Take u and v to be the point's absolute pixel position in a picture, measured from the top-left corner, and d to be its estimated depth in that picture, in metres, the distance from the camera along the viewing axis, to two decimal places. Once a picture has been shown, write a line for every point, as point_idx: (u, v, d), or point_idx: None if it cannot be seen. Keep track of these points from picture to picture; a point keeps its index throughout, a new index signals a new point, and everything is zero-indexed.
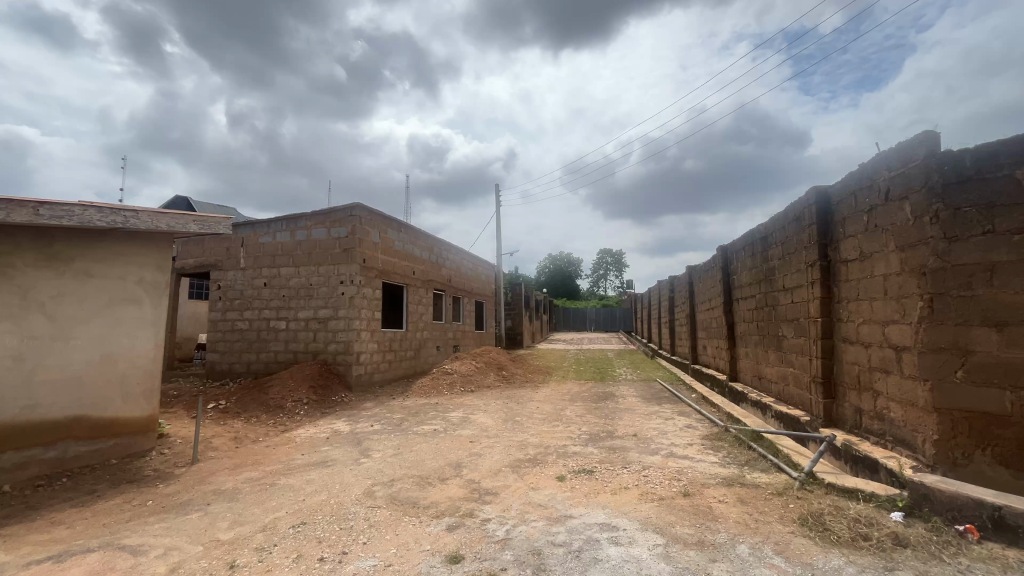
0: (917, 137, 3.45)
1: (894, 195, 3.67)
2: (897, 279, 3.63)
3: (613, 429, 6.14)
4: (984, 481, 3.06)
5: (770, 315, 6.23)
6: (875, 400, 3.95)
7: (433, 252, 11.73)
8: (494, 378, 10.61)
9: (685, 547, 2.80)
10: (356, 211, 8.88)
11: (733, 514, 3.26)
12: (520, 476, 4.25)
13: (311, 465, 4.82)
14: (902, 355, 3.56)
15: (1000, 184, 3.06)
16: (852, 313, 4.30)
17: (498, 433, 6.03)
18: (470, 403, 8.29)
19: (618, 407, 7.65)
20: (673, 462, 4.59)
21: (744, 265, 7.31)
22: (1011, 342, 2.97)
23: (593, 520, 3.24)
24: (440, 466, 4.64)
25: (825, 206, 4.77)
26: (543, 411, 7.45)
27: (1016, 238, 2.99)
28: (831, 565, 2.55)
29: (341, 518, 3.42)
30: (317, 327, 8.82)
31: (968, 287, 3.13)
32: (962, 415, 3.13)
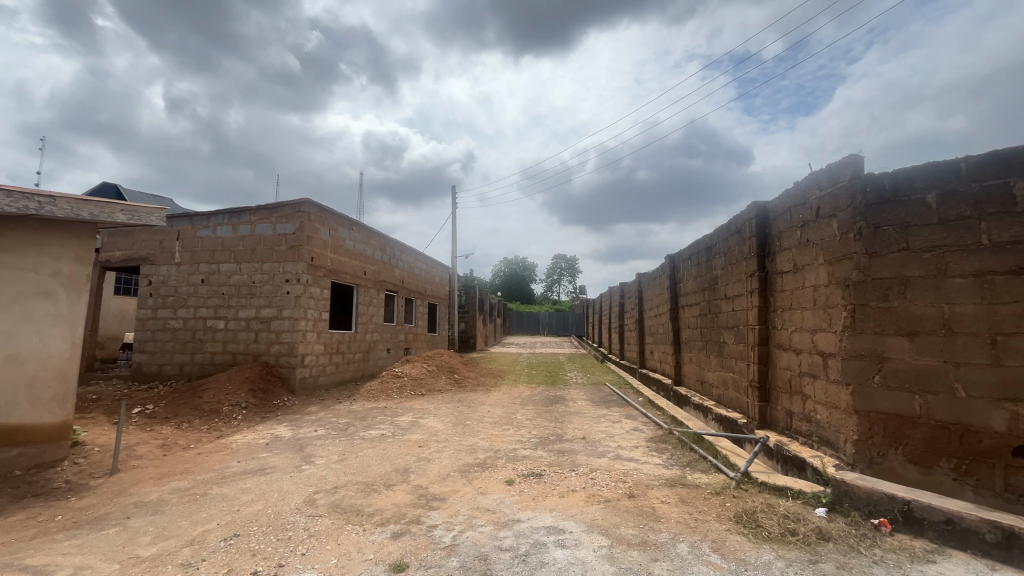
0: (844, 160, 3.73)
1: (823, 212, 3.96)
2: (825, 291, 3.91)
3: (563, 432, 6.22)
4: (896, 477, 3.33)
5: (713, 322, 6.53)
6: (804, 403, 4.22)
7: (385, 252, 11.46)
8: (446, 382, 10.47)
9: (628, 547, 2.87)
10: (304, 207, 8.53)
11: (674, 513, 3.38)
12: (468, 481, 4.21)
13: (247, 473, 4.56)
14: (828, 361, 3.82)
15: (914, 206, 3.35)
16: (785, 322, 4.59)
17: (448, 437, 5.97)
18: (420, 407, 8.15)
19: (568, 411, 7.76)
20: (619, 464, 4.71)
21: (689, 273, 7.62)
22: (920, 349, 3.26)
23: (540, 524, 3.26)
24: (387, 472, 4.52)
25: (764, 220, 5.06)
26: (493, 415, 7.44)
27: (927, 255, 3.27)
28: (761, 560, 2.69)
29: (279, 529, 3.26)
30: (259, 327, 8.39)
31: (884, 299, 3.42)
32: (878, 417, 3.41)
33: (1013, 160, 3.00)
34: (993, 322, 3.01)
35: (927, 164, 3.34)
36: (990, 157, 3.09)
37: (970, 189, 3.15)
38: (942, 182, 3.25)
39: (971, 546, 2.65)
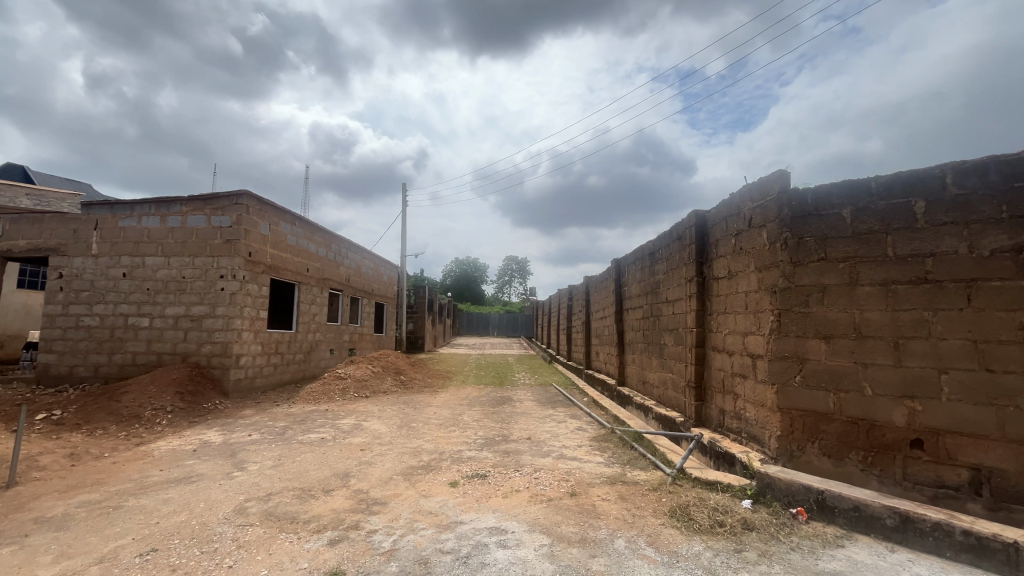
0: (773, 175, 4.00)
1: (755, 223, 4.22)
2: (755, 297, 4.17)
3: (508, 433, 6.25)
4: (812, 469, 3.61)
5: (655, 325, 6.79)
6: (735, 402, 4.48)
7: (330, 249, 11.05)
8: (392, 384, 10.24)
9: (568, 545, 2.93)
10: (242, 199, 8.07)
11: (613, 510, 3.48)
12: (411, 484, 4.13)
13: (170, 482, 4.24)
14: (757, 362, 4.08)
15: (832, 220, 3.64)
16: (720, 325, 4.86)
17: (392, 439, 5.84)
18: (364, 409, 7.91)
19: (515, 411, 7.81)
20: (563, 463, 4.79)
21: (634, 277, 7.89)
22: (835, 351, 3.55)
23: (482, 525, 3.25)
24: (326, 476, 4.36)
25: (703, 228, 5.32)
26: (439, 417, 7.34)
27: (842, 265, 3.57)
28: (692, 551, 2.82)
29: (203, 541, 3.05)
30: (189, 325, 7.85)
31: (805, 305, 3.69)
32: (798, 414, 3.69)
33: (914, 182, 3.33)
34: (895, 327, 3.32)
35: (843, 182, 3.64)
36: (896, 178, 3.42)
37: (878, 206, 3.47)
38: (856, 198, 3.56)
39: (874, 530, 2.91)
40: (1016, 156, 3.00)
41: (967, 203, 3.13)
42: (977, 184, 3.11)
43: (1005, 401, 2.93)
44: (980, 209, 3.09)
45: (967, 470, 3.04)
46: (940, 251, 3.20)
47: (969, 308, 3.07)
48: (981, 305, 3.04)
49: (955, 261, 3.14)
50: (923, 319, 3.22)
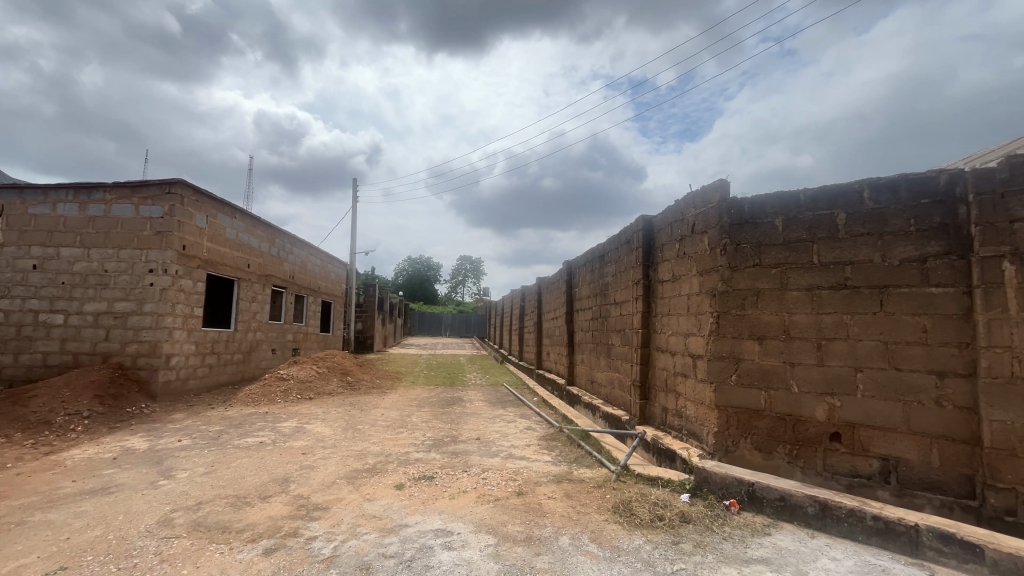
0: (714, 184, 4.21)
1: (697, 229, 4.42)
2: (696, 299, 4.36)
3: (457, 433, 6.21)
4: (745, 463, 3.83)
5: (603, 326, 6.95)
6: (677, 400, 4.67)
7: (273, 244, 10.54)
8: (338, 385, 9.90)
9: (514, 544, 2.94)
10: (175, 188, 7.53)
11: (559, 508, 3.53)
12: (355, 488, 4.01)
13: (85, 494, 3.88)
14: (697, 362, 4.28)
15: (766, 228, 3.87)
16: (664, 326, 5.05)
17: (336, 442, 5.65)
18: (307, 412, 7.60)
19: (465, 412, 7.77)
20: (511, 463, 4.81)
21: (584, 279, 8.05)
22: (767, 352, 3.78)
23: (428, 527, 3.21)
24: (264, 482, 4.15)
25: (649, 233, 5.51)
26: (387, 418, 7.18)
27: (774, 271, 3.80)
28: (632, 545, 2.91)
29: (121, 556, 2.81)
30: (112, 323, 7.24)
31: (741, 308, 3.91)
32: (733, 411, 3.90)
33: (838, 195, 3.60)
34: (819, 329, 3.58)
35: (777, 193, 3.87)
36: (822, 190, 3.68)
37: (806, 217, 3.72)
38: (787, 208, 3.80)
39: (797, 518, 3.12)
40: (923, 175, 3.32)
41: (881, 216, 3.42)
42: (890, 199, 3.41)
43: (911, 397, 3.23)
44: (892, 222, 3.39)
45: (877, 460, 3.32)
46: (859, 259, 3.47)
47: (882, 312, 3.36)
48: (892, 309, 3.33)
49: (870, 269, 3.42)
50: (843, 321, 3.49)
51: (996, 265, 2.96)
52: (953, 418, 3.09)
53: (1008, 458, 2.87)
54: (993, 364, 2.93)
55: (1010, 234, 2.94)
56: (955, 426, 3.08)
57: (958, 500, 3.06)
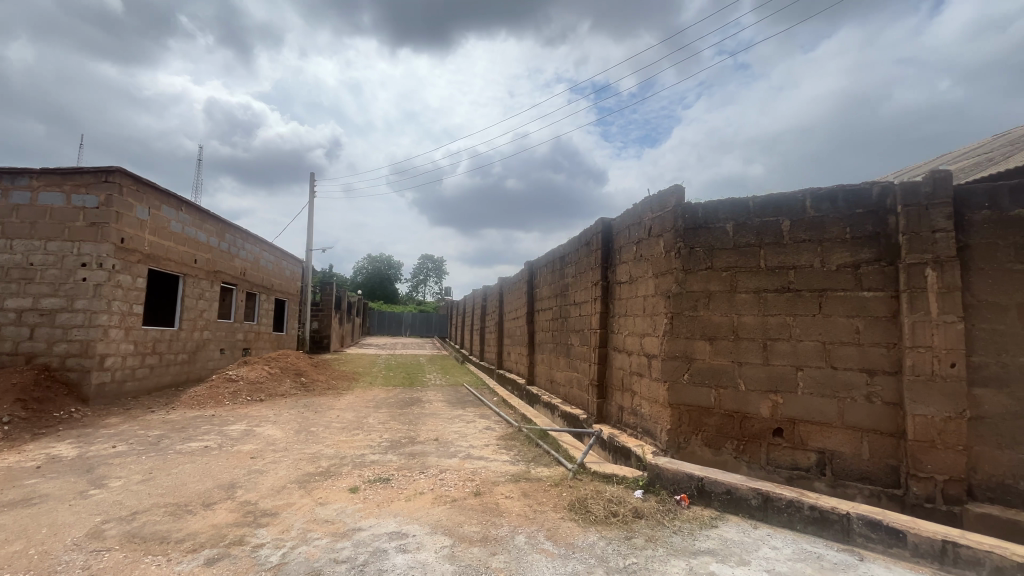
0: (670, 189, 4.34)
1: (654, 232, 4.55)
2: (652, 301, 4.48)
3: (415, 434, 6.12)
4: (696, 459, 3.98)
5: (563, 326, 7.03)
6: (632, 399, 4.79)
7: (223, 239, 10.04)
8: (291, 386, 9.55)
9: (469, 544, 2.93)
10: (112, 177, 7.04)
11: (516, 507, 3.55)
12: (306, 492, 3.87)
13: (2, 506, 3.56)
14: (652, 361, 4.40)
15: (717, 233, 4.03)
16: (621, 326, 5.16)
17: (287, 445, 5.45)
18: (258, 414, 7.28)
19: (423, 413, 7.66)
20: (469, 463, 4.79)
21: (545, 280, 8.12)
22: (717, 351, 3.93)
23: (382, 530, 3.14)
24: (208, 489, 3.95)
25: (608, 235, 5.62)
26: (343, 420, 6.98)
27: (724, 274, 3.96)
28: (587, 542, 2.96)
29: (42, 573, 2.60)
30: (38, 320, 6.71)
31: (694, 309, 4.05)
32: (685, 409, 4.03)
33: (783, 203, 3.79)
34: (764, 330, 3.77)
35: (728, 199, 4.03)
36: (769, 198, 3.86)
37: (754, 223, 3.89)
38: (737, 214, 3.96)
39: (742, 510, 3.27)
40: (858, 186, 3.55)
41: (821, 224, 3.63)
42: (829, 208, 3.62)
43: (845, 394, 3.44)
44: (831, 230, 3.60)
45: (815, 453, 3.53)
46: (801, 264, 3.68)
47: (820, 314, 3.57)
48: (829, 311, 3.54)
49: (811, 274, 3.63)
50: (786, 323, 3.69)
51: (920, 271, 3.21)
52: (882, 413, 3.32)
53: (928, 449, 3.11)
54: (917, 363, 3.17)
55: (932, 243, 3.20)
56: (884, 421, 3.31)
57: (885, 489, 3.29)
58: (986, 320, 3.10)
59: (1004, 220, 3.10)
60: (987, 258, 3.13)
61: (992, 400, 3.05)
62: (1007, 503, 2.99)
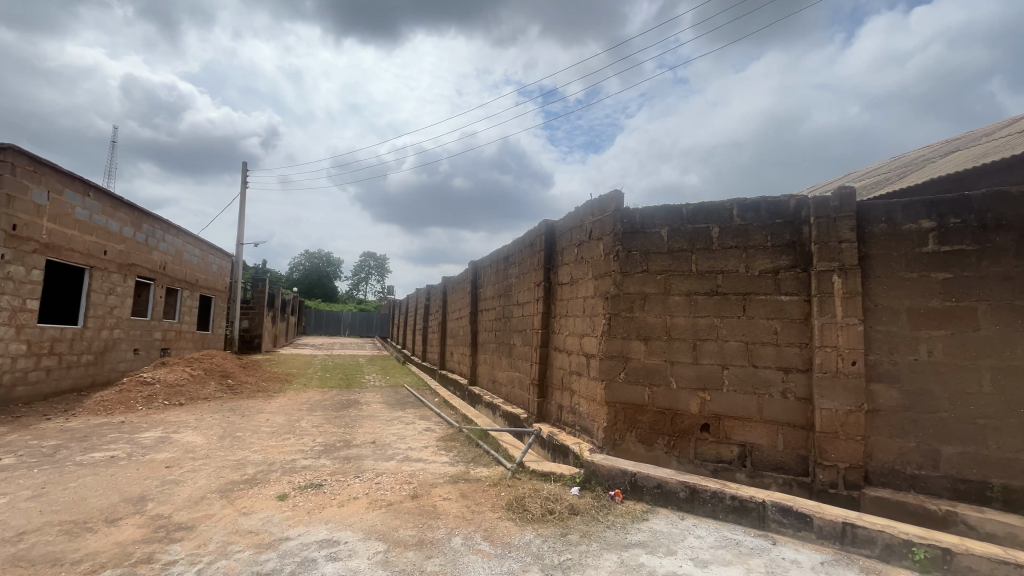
0: (609, 195, 4.48)
1: (594, 235, 4.67)
2: (592, 302, 4.61)
3: (351, 437, 5.91)
4: (630, 455, 4.13)
5: (506, 326, 7.06)
6: (571, 398, 4.89)
7: (139, 229, 9.20)
8: (215, 389, 8.93)
9: (404, 549, 2.86)
10: (3, 155, 6.27)
11: (454, 509, 3.51)
12: (228, 502, 3.62)
13: None
14: (590, 361, 4.51)
15: (653, 238, 4.20)
16: (561, 327, 5.26)
17: (209, 453, 5.07)
18: (176, 419, 6.73)
19: (360, 415, 7.42)
20: (406, 466, 4.68)
21: (489, 279, 8.12)
22: (652, 351, 4.10)
23: (312, 539, 3.00)
24: (113, 503, 3.59)
25: (550, 237, 5.70)
26: (273, 424, 6.60)
27: (659, 277, 4.14)
28: (523, 541, 2.98)
29: None
30: None
31: (630, 310, 4.21)
32: (621, 406, 4.18)
33: (713, 211, 4.02)
34: (694, 330, 3.97)
35: (663, 206, 4.21)
36: (700, 206, 4.08)
37: (687, 229, 4.09)
38: (671, 220, 4.15)
39: (671, 503, 3.42)
40: (778, 198, 3.83)
41: (746, 232, 3.88)
42: (753, 218, 3.87)
43: (764, 390, 3.70)
44: (754, 238, 3.86)
45: (737, 446, 3.76)
46: (727, 269, 3.92)
47: (744, 316, 3.82)
48: (751, 314, 3.80)
49: (736, 278, 3.88)
50: (713, 324, 3.91)
51: (829, 278, 3.52)
52: (795, 408, 3.60)
53: (833, 439, 3.41)
54: (825, 361, 3.47)
55: (839, 252, 3.52)
56: (796, 415, 3.59)
57: (796, 477, 3.56)
58: (882, 322, 3.45)
59: (897, 232, 3.47)
60: (884, 267, 3.48)
61: (885, 394, 3.40)
62: (896, 486, 3.34)
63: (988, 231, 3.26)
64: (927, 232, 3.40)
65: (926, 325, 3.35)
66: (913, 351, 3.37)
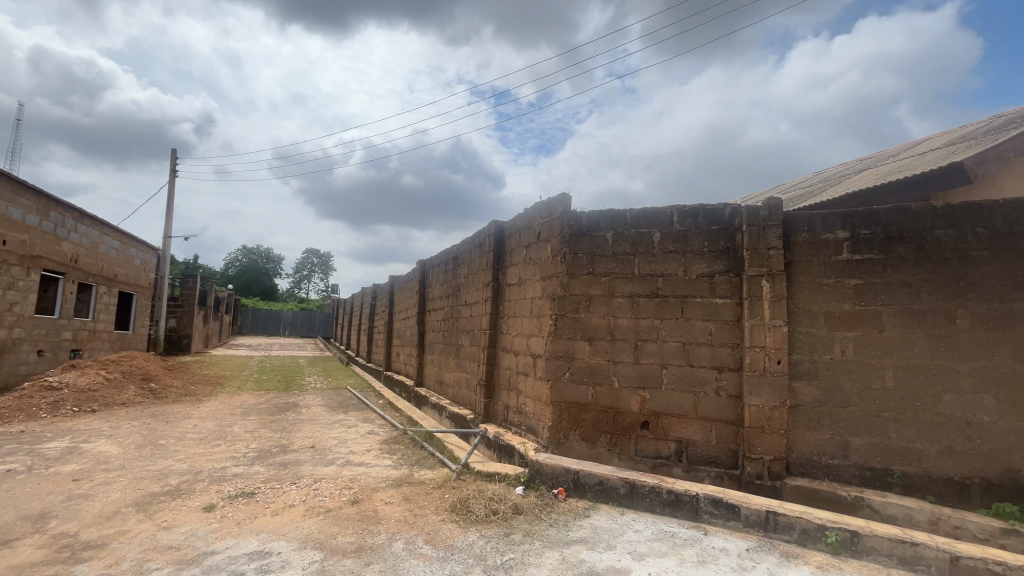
0: (557, 198, 4.55)
1: (542, 236, 4.73)
2: (538, 303, 4.66)
3: (288, 442, 5.63)
4: (573, 453, 4.21)
5: (453, 326, 7.01)
6: (517, 398, 4.93)
7: (46, 217, 8.31)
8: (135, 394, 8.23)
9: (342, 557, 2.76)
10: None
11: (396, 513, 3.43)
12: (146, 516, 3.34)
13: None
14: (536, 361, 4.56)
15: (598, 241, 4.32)
16: (509, 327, 5.28)
17: (125, 463, 4.66)
18: (87, 428, 6.12)
19: (299, 418, 7.09)
20: (347, 470, 4.53)
21: (437, 279, 8.02)
22: (596, 351, 4.21)
23: (241, 551, 2.83)
24: (7, 522, 3.21)
25: (499, 238, 5.72)
26: (201, 430, 6.16)
27: (603, 279, 4.26)
28: (466, 543, 2.96)
29: None
30: None
31: (576, 312, 4.30)
32: (565, 406, 4.26)
33: (655, 217, 4.18)
34: (636, 331, 4.11)
35: (608, 210, 4.33)
36: (643, 212, 4.23)
37: (631, 233, 4.23)
38: (615, 224, 4.28)
39: (611, 498, 3.52)
40: (714, 207, 4.04)
41: (685, 237, 4.07)
42: (692, 224, 4.07)
43: (699, 388, 3.89)
44: (692, 243, 4.05)
45: (674, 442, 3.93)
46: (667, 273, 4.08)
47: (682, 317, 4.00)
48: (688, 315, 3.98)
49: (675, 282, 4.05)
50: (654, 325, 4.07)
51: (758, 282, 3.75)
52: (727, 405, 3.81)
53: (759, 433, 3.64)
54: (753, 360, 3.70)
55: (767, 258, 3.76)
56: (728, 411, 3.80)
57: (727, 470, 3.78)
58: (803, 323, 3.73)
59: (818, 241, 3.76)
60: (806, 273, 3.76)
61: (805, 391, 3.67)
62: (813, 475, 3.62)
63: (893, 242, 3.60)
64: (842, 241, 3.70)
65: (841, 326, 3.66)
66: (829, 350, 3.66)
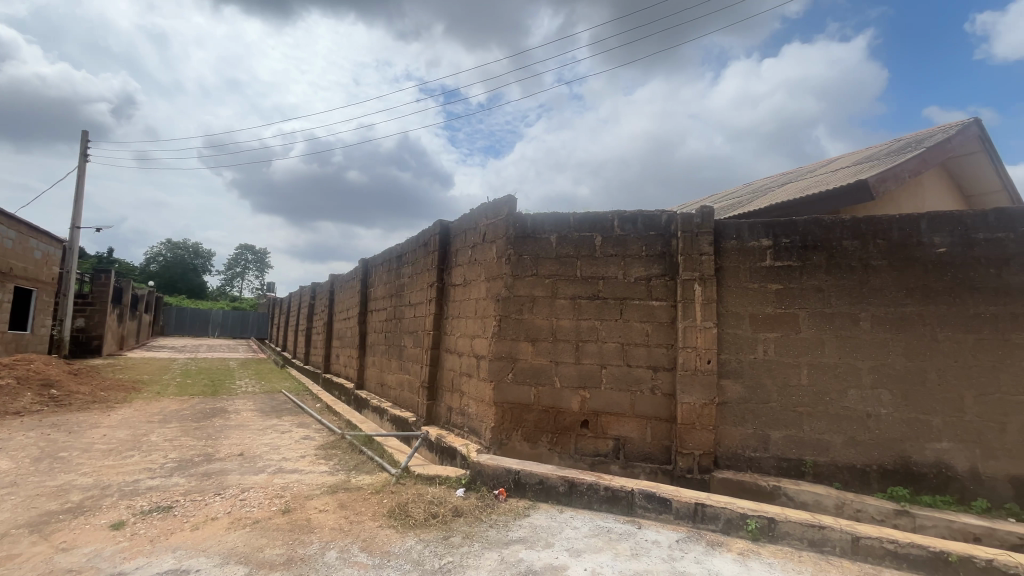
0: (502, 199, 4.57)
1: (488, 237, 4.74)
2: (483, 304, 4.65)
3: (214, 450, 5.27)
4: (515, 453, 4.24)
5: (396, 327, 6.86)
6: (460, 399, 4.90)
7: None
8: (33, 401, 7.37)
9: (270, 570, 2.61)
10: None
11: (330, 521, 3.30)
12: (41, 538, 3.00)
13: None
14: (480, 362, 4.55)
15: (542, 243, 4.38)
16: (453, 328, 5.24)
17: (17, 479, 4.16)
18: None
19: (227, 424, 6.65)
20: (278, 478, 4.30)
21: (380, 278, 7.81)
22: (539, 352, 4.26)
23: (153, 571, 2.60)
24: None
25: (445, 237, 5.66)
26: (111, 440, 5.62)
27: (547, 281, 4.32)
28: (404, 548, 2.89)
29: None
30: None
31: (520, 312, 4.34)
32: (508, 406, 4.28)
33: (596, 221, 4.30)
34: (577, 332, 4.21)
35: (552, 214, 4.40)
36: (586, 216, 4.33)
37: (573, 236, 4.32)
38: (559, 227, 4.36)
39: (551, 497, 3.58)
40: (652, 213, 4.21)
41: (625, 242, 4.21)
42: (632, 229, 4.22)
43: (636, 387, 4.04)
44: (632, 247, 4.20)
45: (612, 440, 4.06)
46: (608, 275, 4.21)
47: (621, 319, 4.14)
48: (627, 317, 4.13)
49: (615, 284, 4.18)
50: (594, 326, 4.18)
51: (691, 286, 3.96)
52: (661, 403, 3.99)
53: (690, 429, 3.84)
54: (686, 359, 3.90)
55: (699, 263, 3.98)
56: (662, 409, 3.98)
57: (660, 465, 3.95)
58: (730, 325, 3.97)
59: (744, 248, 4.02)
60: (733, 277, 4.02)
61: (732, 388, 3.92)
62: (737, 467, 3.86)
63: (809, 251, 3.92)
64: (765, 249, 3.98)
65: (763, 328, 3.93)
66: (753, 351, 3.93)
